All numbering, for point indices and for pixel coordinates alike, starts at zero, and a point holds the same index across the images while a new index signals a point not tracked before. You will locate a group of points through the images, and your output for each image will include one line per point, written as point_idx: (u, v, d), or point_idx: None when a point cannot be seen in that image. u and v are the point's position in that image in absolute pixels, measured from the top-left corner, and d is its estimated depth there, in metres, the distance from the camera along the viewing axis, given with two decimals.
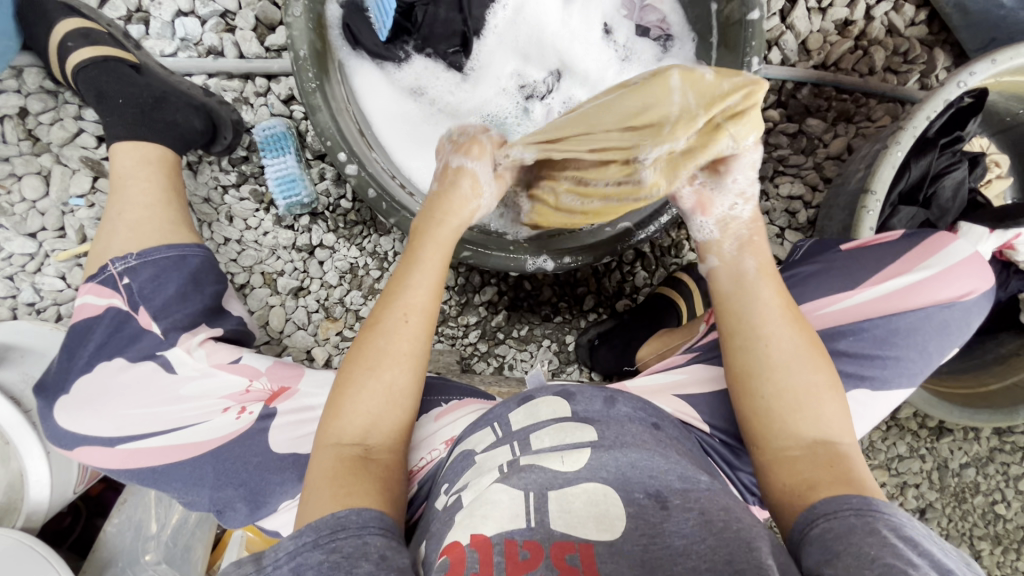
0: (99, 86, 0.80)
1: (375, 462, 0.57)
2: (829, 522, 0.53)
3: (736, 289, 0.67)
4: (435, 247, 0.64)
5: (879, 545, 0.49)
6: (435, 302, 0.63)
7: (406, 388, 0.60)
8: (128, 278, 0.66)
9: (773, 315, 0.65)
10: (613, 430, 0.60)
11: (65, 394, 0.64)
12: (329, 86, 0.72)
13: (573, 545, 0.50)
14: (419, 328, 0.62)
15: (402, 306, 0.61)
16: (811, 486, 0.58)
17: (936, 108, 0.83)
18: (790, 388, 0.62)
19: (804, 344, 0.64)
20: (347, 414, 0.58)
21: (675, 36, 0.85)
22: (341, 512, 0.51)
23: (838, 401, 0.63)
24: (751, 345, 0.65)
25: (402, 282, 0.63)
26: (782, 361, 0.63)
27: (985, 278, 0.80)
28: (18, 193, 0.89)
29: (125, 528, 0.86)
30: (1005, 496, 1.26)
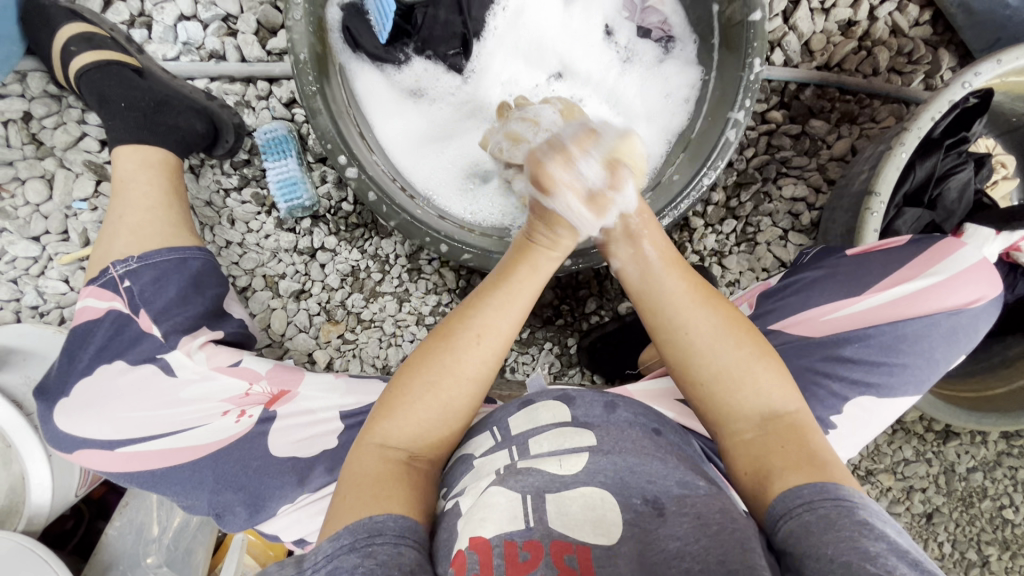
0: (102, 90, 0.80)
1: (417, 469, 0.58)
2: (789, 523, 0.52)
3: (646, 283, 0.68)
4: (526, 272, 0.65)
5: (839, 544, 0.48)
6: (515, 327, 0.63)
7: (462, 408, 0.61)
8: (128, 281, 0.66)
9: (683, 300, 0.65)
10: (613, 435, 0.60)
11: (63, 397, 0.63)
12: (329, 90, 0.72)
13: (572, 546, 0.50)
14: (489, 349, 0.61)
15: (477, 326, 0.61)
16: (766, 472, 0.58)
17: (941, 109, 0.82)
18: (727, 368, 0.62)
19: (720, 315, 0.64)
20: (403, 418, 0.59)
21: (677, 37, 0.84)
22: (375, 517, 0.50)
23: (771, 367, 0.63)
24: (673, 337, 0.65)
25: (484, 301, 0.62)
26: (706, 344, 0.63)
27: (993, 284, 0.78)
28: (21, 196, 0.90)
29: (126, 531, 0.86)
30: (1013, 500, 1.25)
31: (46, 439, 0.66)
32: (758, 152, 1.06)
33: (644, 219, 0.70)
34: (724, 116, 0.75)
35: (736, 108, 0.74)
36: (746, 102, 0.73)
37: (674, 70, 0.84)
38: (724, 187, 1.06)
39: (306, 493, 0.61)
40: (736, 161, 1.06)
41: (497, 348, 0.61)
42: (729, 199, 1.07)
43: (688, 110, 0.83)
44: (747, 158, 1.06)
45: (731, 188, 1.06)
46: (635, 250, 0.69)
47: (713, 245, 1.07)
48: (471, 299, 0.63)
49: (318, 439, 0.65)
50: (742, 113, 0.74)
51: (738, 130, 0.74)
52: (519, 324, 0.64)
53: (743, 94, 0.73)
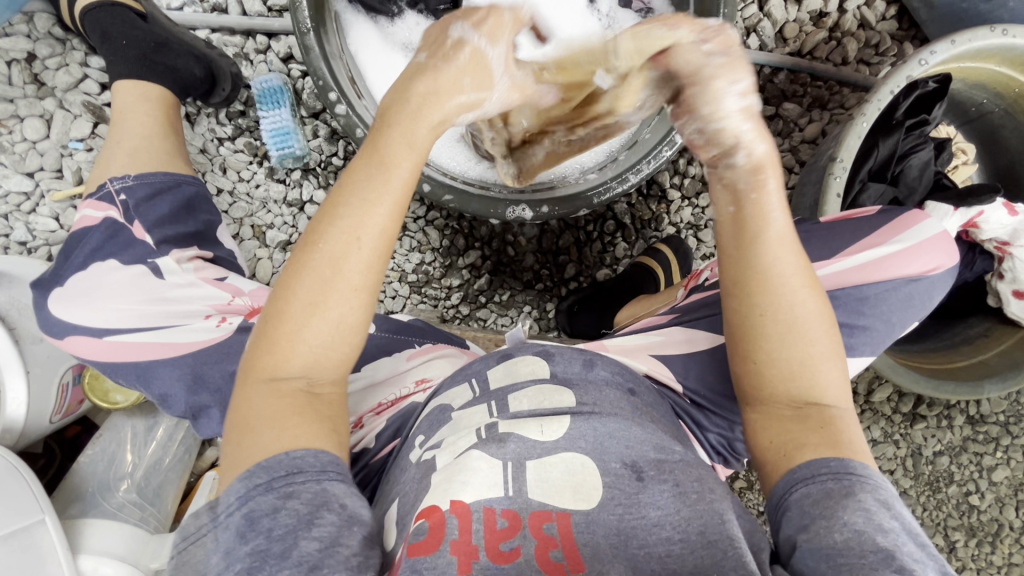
0: (105, 28, 0.84)
1: (319, 399, 0.54)
2: (808, 487, 0.56)
3: (742, 246, 0.61)
4: (403, 153, 0.53)
5: (855, 511, 0.53)
6: (396, 221, 0.54)
7: (350, 323, 0.53)
8: (124, 195, 0.69)
9: (791, 277, 0.61)
10: (592, 394, 0.63)
11: (60, 287, 0.66)
12: (325, 33, 0.76)
13: (551, 515, 0.52)
14: (372, 254, 0.53)
15: (349, 227, 0.52)
16: (797, 447, 0.60)
17: (899, 83, 0.87)
18: (797, 356, 0.61)
19: (818, 302, 0.62)
20: (287, 346, 0.52)
21: (656, 10, 0.90)
22: (294, 453, 0.50)
23: (839, 367, 0.63)
24: (760, 308, 0.61)
25: (348, 207, 0.52)
26: (790, 327, 0.61)
27: (951, 255, 0.83)
28: (19, 133, 0.93)
29: (99, 458, 0.87)
30: (979, 486, 1.28)
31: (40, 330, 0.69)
32: None
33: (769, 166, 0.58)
34: None
35: None
36: None
37: None
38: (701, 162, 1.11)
39: None
40: None
41: (378, 244, 0.52)
42: None
43: None
44: None
45: None
46: (737, 209, 0.60)
47: (690, 218, 1.11)
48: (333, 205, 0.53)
49: None
50: None
51: None
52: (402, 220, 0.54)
53: None
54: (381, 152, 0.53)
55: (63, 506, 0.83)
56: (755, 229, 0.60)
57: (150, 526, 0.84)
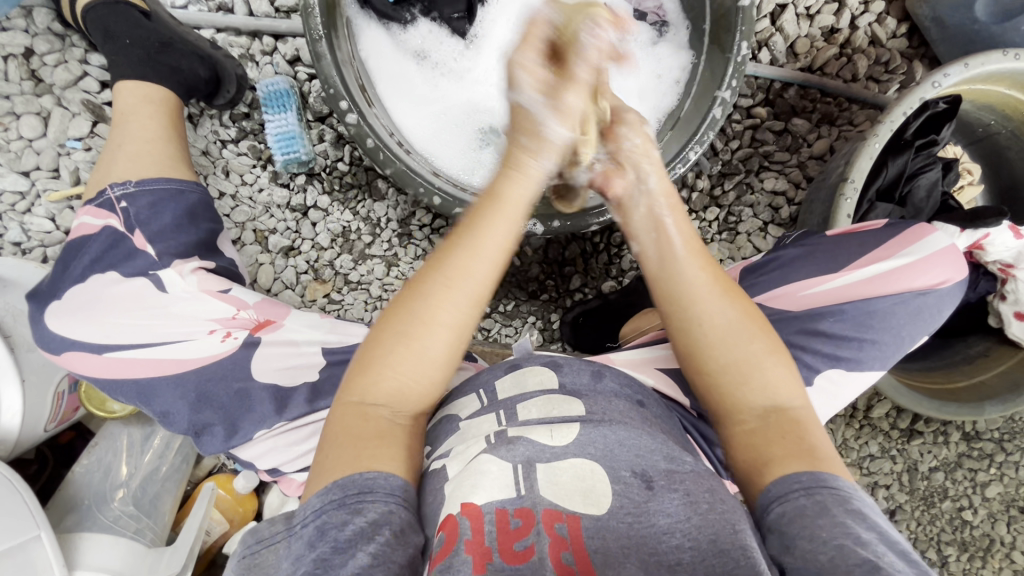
0: (108, 26, 0.82)
1: (398, 429, 0.56)
2: (783, 505, 0.53)
3: (665, 266, 0.66)
4: (503, 212, 0.60)
5: (832, 527, 0.49)
6: (492, 277, 0.59)
7: (441, 357, 0.57)
8: (125, 203, 0.67)
9: (702, 290, 0.64)
10: (601, 403, 0.62)
11: (58, 300, 0.65)
12: (336, 39, 0.74)
13: (562, 516, 0.51)
14: (463, 303, 0.57)
15: (449, 275, 0.57)
16: (766, 460, 0.58)
17: (912, 105, 0.87)
18: (734, 362, 0.62)
19: (735, 306, 0.64)
20: (380, 373, 0.57)
21: (671, 23, 0.89)
22: (369, 473, 0.51)
23: (782, 366, 0.63)
24: (687, 324, 0.64)
25: (453, 252, 0.58)
26: (716, 337, 0.63)
27: (958, 268, 0.82)
28: (15, 130, 0.90)
29: (94, 469, 0.85)
30: (972, 502, 1.29)
31: (35, 343, 0.67)
32: (743, 144, 1.11)
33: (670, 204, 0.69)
34: (713, 95, 0.79)
35: (723, 88, 0.77)
36: (733, 83, 0.77)
37: (665, 53, 0.89)
38: (709, 176, 1.11)
39: (282, 420, 0.63)
40: (722, 151, 1.10)
41: (472, 295, 0.57)
42: (714, 187, 1.11)
43: (679, 90, 0.87)
44: (732, 149, 1.10)
45: (715, 176, 1.11)
46: (659, 236, 0.68)
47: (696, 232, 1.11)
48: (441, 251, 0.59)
49: (304, 371, 0.66)
50: (729, 92, 0.77)
51: (725, 108, 0.77)
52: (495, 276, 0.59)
53: (732, 75, 0.77)
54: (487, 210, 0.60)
55: (57, 517, 0.81)
56: (665, 262, 0.67)
57: (146, 540, 0.82)
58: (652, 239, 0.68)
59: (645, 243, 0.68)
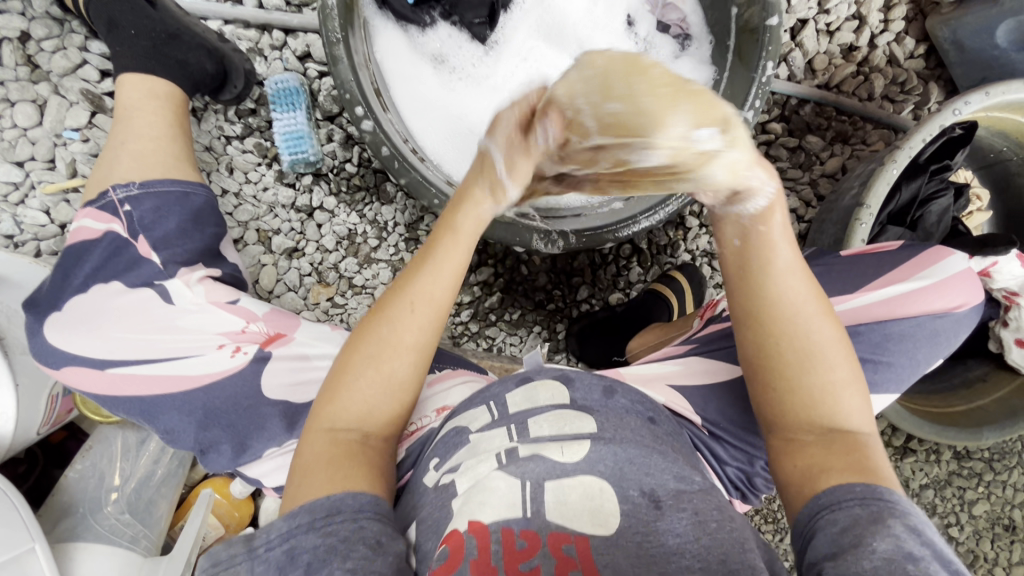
0: (112, 14, 0.79)
1: (369, 448, 0.54)
2: (834, 514, 0.50)
3: (759, 281, 0.57)
4: (458, 238, 0.56)
5: (883, 537, 0.46)
6: (450, 295, 0.57)
7: (407, 378, 0.56)
8: (129, 206, 0.65)
9: (805, 309, 0.57)
10: (613, 422, 0.56)
11: (57, 312, 0.63)
12: (353, 40, 0.71)
13: (570, 536, 0.46)
14: (425, 320, 0.56)
15: (409, 295, 0.55)
16: (820, 471, 0.55)
17: (931, 132, 0.86)
18: (822, 383, 0.57)
19: (837, 329, 0.58)
20: (346, 395, 0.54)
21: (694, 36, 0.87)
22: (333, 496, 0.48)
23: (864, 395, 0.58)
24: (774, 337, 0.57)
25: (418, 271, 0.56)
26: (811, 356, 0.57)
27: (976, 293, 0.81)
28: (9, 118, 0.86)
29: (88, 475, 0.84)
30: (960, 519, 1.27)
31: (32, 355, 0.65)
32: None
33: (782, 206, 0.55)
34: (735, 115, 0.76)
35: (746, 108, 0.75)
36: (756, 103, 0.74)
37: (688, 68, 0.87)
38: None
39: (292, 439, 0.63)
40: None
41: (431, 313, 0.56)
42: None
43: None
44: None
45: None
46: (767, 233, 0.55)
47: (707, 245, 1.09)
48: (409, 269, 0.57)
49: (310, 384, 0.66)
50: (751, 113, 0.75)
51: None
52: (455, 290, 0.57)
53: (755, 96, 0.74)
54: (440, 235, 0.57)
55: (50, 524, 0.80)
56: (758, 277, 0.57)
57: (141, 548, 0.80)
58: (739, 252, 0.57)
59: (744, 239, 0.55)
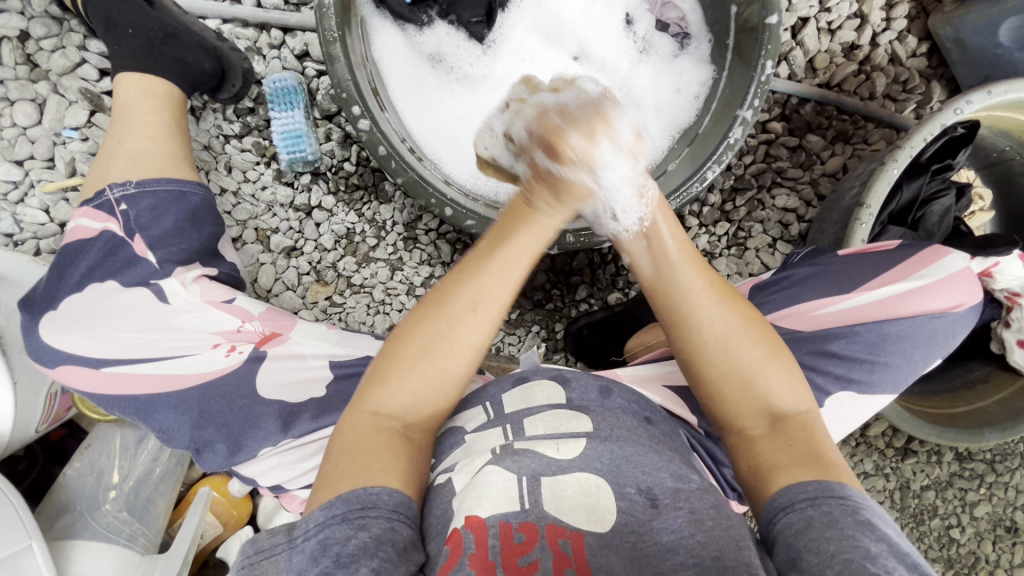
0: (110, 13, 0.79)
1: (411, 440, 0.54)
2: (789, 517, 0.50)
3: (661, 276, 0.61)
4: (527, 238, 0.57)
5: (838, 539, 0.46)
6: (511, 299, 0.57)
7: (459, 375, 0.56)
8: (125, 205, 0.65)
9: (700, 295, 0.60)
10: (609, 421, 0.56)
11: (53, 310, 0.64)
12: (350, 39, 0.71)
13: (566, 532, 0.46)
14: (486, 320, 0.56)
15: (473, 292, 0.55)
16: (772, 468, 0.55)
17: (933, 131, 0.85)
18: (738, 368, 0.59)
19: (734, 312, 0.60)
20: (395, 384, 0.55)
21: (693, 35, 0.86)
22: (371, 488, 0.48)
23: (783, 368, 0.59)
24: (685, 333, 0.60)
25: (477, 269, 0.56)
26: (719, 343, 0.59)
27: (974, 293, 0.80)
28: (9, 117, 0.87)
29: (86, 472, 0.84)
30: (961, 521, 1.26)
31: (28, 354, 0.66)
32: (756, 159, 1.09)
33: (664, 210, 0.63)
34: (733, 114, 0.76)
35: (745, 107, 0.74)
36: (755, 102, 0.74)
37: (687, 66, 0.86)
38: (721, 190, 1.09)
39: (288, 438, 0.62)
40: (735, 166, 1.09)
41: (493, 315, 0.56)
42: (725, 202, 1.10)
43: (697, 106, 0.84)
44: (746, 164, 1.09)
45: (727, 191, 1.09)
46: (650, 243, 0.62)
47: (705, 245, 1.10)
48: (468, 262, 0.57)
49: (303, 384, 0.66)
50: (750, 112, 0.74)
51: (745, 128, 0.75)
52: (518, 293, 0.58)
53: (754, 94, 0.74)
54: (511, 235, 0.57)
55: (48, 522, 0.80)
56: (658, 278, 0.62)
57: (138, 546, 0.81)
58: (644, 248, 0.63)
59: (637, 253, 0.63)
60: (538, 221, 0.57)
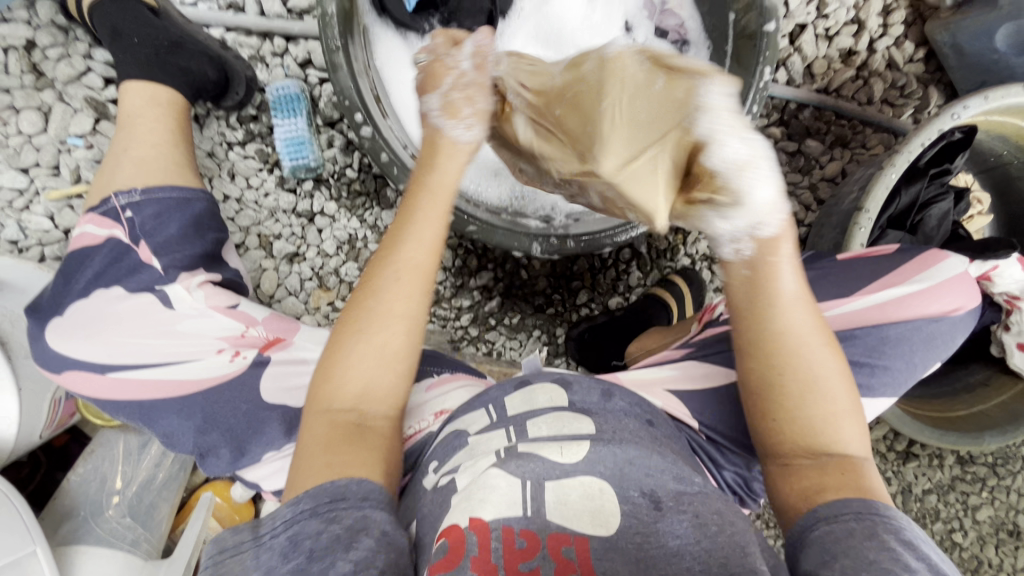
0: (115, 23, 0.80)
1: (369, 431, 0.54)
2: (830, 526, 0.51)
3: (757, 308, 0.57)
4: (431, 201, 0.59)
5: (879, 550, 0.47)
6: (432, 262, 0.59)
7: (401, 350, 0.57)
8: (130, 212, 0.65)
9: (804, 336, 0.57)
10: (611, 423, 0.57)
11: (59, 317, 0.64)
12: (352, 48, 0.72)
13: (570, 539, 0.46)
14: (412, 287, 0.57)
15: (394, 265, 0.57)
16: (817, 493, 0.55)
17: (930, 136, 0.86)
18: (807, 413, 0.57)
19: (836, 360, 0.58)
20: (342, 374, 0.55)
21: (691, 41, 0.87)
22: (342, 480, 0.49)
23: (858, 420, 0.59)
24: (770, 367, 0.58)
25: (396, 245, 0.58)
26: (805, 384, 0.57)
27: (972, 296, 0.81)
28: (15, 125, 0.87)
29: (89, 478, 0.84)
30: (963, 524, 1.25)
31: (34, 359, 0.66)
32: None
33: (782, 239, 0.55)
34: None
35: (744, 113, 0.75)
36: (754, 108, 0.74)
37: None
38: None
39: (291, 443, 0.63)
40: None
41: (414, 281, 0.57)
42: None
43: None
44: None
45: None
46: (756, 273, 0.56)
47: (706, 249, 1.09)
48: (386, 242, 0.59)
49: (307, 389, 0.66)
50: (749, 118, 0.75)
51: None
52: (438, 255, 0.59)
53: (752, 99, 0.74)
54: (411, 202, 0.59)
55: (52, 527, 0.81)
56: (755, 308, 0.57)
57: (141, 552, 0.81)
58: (743, 277, 0.57)
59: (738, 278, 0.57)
60: (431, 177, 0.59)
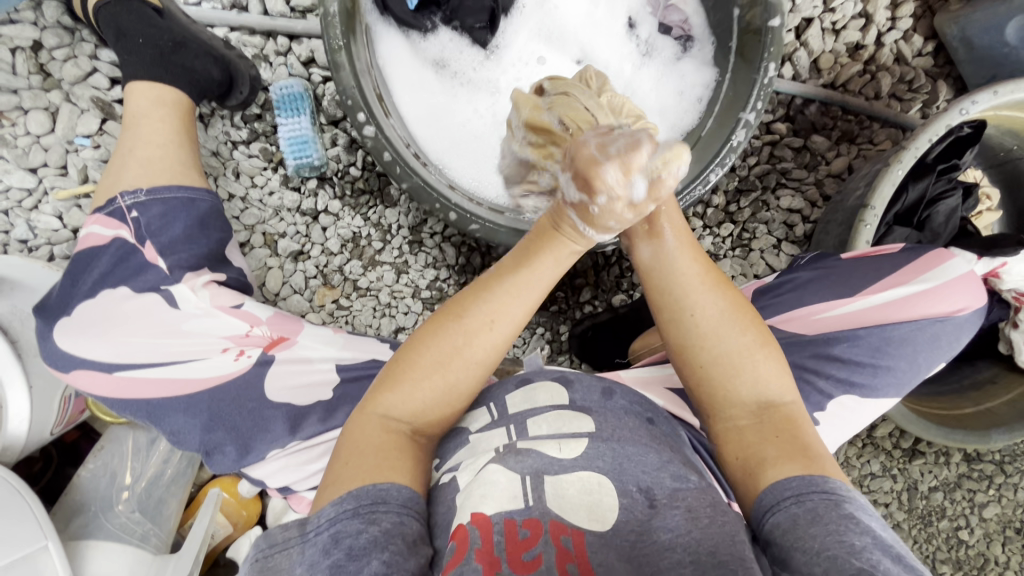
0: (120, 24, 0.80)
1: (418, 444, 0.55)
2: (775, 518, 0.50)
3: (657, 261, 0.63)
4: (552, 251, 0.59)
5: (823, 536, 0.46)
6: (529, 311, 0.59)
7: (467, 384, 0.57)
8: (136, 213, 0.66)
9: (690, 279, 0.61)
10: (611, 421, 0.57)
11: (66, 316, 0.65)
12: (354, 47, 0.72)
13: (567, 529, 0.47)
14: (501, 333, 0.57)
15: (491, 304, 0.57)
16: (760, 462, 0.55)
17: (938, 131, 0.85)
18: (726, 354, 0.59)
19: (724, 298, 0.61)
20: (407, 391, 0.56)
21: (696, 37, 0.86)
22: (379, 485, 0.49)
23: (772, 356, 0.60)
24: (681, 320, 0.61)
25: (505, 280, 0.57)
26: (710, 327, 0.60)
27: (978, 296, 0.80)
28: (22, 126, 0.88)
29: (99, 474, 0.86)
30: (970, 521, 1.25)
31: (42, 359, 0.67)
32: (760, 160, 1.09)
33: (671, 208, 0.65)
34: (735, 117, 0.76)
35: (748, 109, 0.74)
36: (758, 104, 0.74)
37: (689, 69, 0.86)
38: (725, 192, 1.09)
39: (295, 440, 0.64)
40: (739, 167, 1.09)
41: (509, 329, 0.57)
42: (729, 204, 1.09)
43: (701, 109, 0.84)
44: (750, 165, 1.09)
45: (731, 193, 1.09)
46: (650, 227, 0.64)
47: (709, 246, 1.10)
48: (486, 279, 0.59)
49: (314, 388, 0.67)
50: (753, 115, 0.74)
51: (747, 132, 0.75)
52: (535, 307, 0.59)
53: (756, 96, 0.74)
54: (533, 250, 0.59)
55: (63, 522, 0.82)
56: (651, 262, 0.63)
57: (151, 546, 0.82)
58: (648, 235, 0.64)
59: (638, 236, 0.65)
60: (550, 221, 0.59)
